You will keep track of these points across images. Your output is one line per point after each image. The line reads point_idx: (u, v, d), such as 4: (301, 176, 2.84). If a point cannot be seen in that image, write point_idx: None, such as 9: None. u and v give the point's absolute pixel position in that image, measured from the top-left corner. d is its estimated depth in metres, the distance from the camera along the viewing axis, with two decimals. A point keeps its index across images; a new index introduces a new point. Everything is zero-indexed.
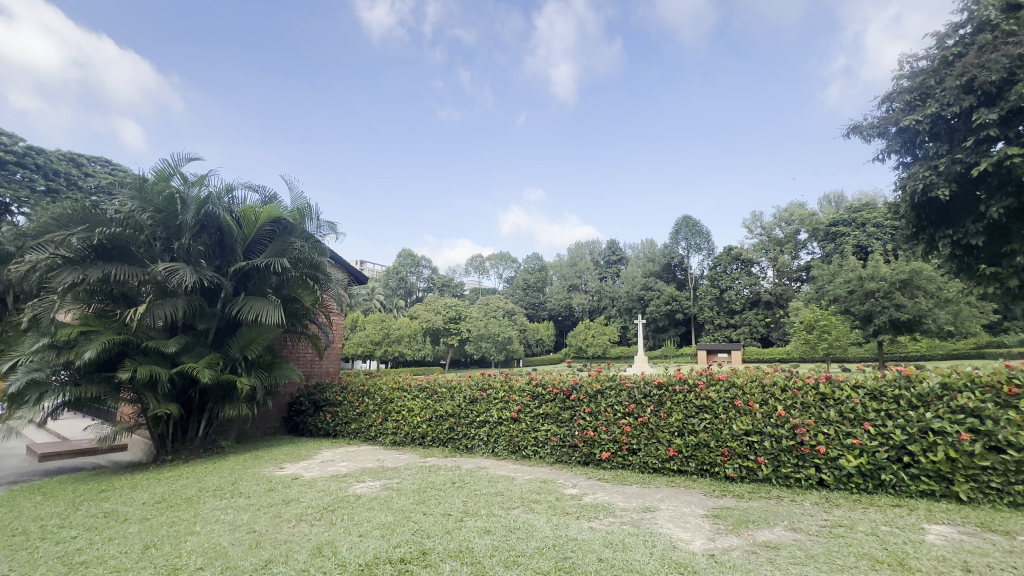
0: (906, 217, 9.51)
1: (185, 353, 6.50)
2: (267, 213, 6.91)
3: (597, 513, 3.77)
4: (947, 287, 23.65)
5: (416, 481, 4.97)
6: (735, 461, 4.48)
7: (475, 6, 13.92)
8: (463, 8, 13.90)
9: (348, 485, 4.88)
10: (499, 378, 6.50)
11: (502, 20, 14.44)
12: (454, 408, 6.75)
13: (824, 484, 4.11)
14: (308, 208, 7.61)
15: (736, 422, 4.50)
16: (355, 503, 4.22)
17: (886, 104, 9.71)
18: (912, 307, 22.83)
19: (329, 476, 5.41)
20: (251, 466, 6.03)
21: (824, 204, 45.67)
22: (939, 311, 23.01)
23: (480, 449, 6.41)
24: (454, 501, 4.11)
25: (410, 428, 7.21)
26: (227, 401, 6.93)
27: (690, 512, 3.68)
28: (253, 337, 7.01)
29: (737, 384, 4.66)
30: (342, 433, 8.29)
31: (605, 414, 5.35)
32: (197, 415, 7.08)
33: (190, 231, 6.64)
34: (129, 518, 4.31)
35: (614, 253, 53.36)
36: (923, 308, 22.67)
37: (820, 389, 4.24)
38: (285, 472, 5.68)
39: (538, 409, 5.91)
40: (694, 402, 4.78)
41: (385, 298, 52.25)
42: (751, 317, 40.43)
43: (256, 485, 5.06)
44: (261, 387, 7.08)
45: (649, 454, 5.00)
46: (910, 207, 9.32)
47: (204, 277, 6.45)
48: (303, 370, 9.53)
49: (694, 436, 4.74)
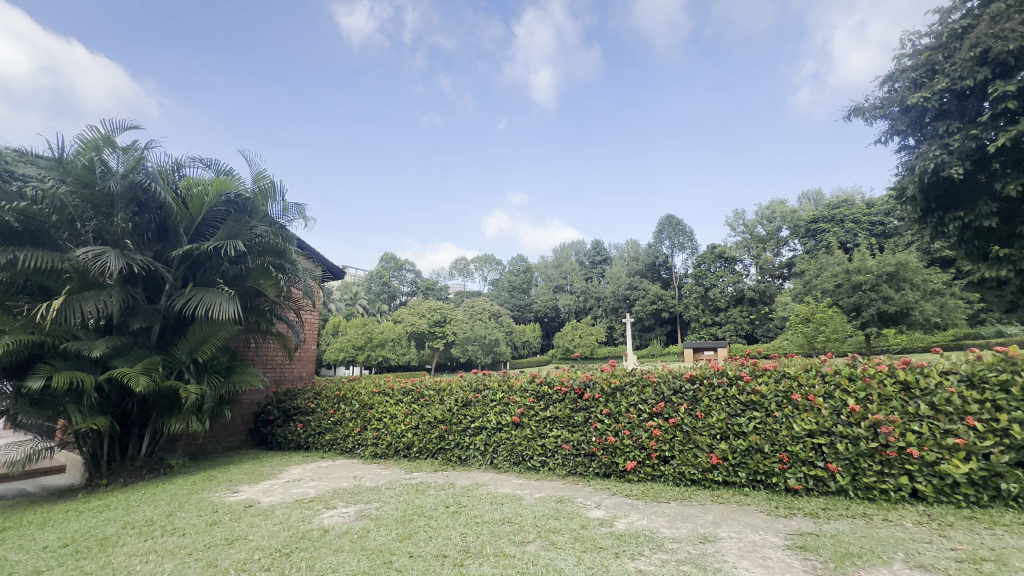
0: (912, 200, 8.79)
1: (119, 357, 5.41)
2: (215, 187, 5.89)
3: (643, 547, 2.85)
4: (932, 279, 23.59)
5: (400, 505, 3.99)
6: (798, 470, 3.60)
7: (453, 14, 13.07)
8: (441, 16, 13.02)
9: (313, 515, 3.88)
10: (497, 377, 5.61)
11: (481, 27, 13.63)
12: (444, 414, 5.79)
13: (920, 497, 3.27)
14: (272, 187, 6.67)
15: (796, 421, 3.66)
16: (319, 542, 3.22)
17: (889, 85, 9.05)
18: (899, 299, 22.78)
19: (291, 501, 4.40)
20: (197, 493, 4.94)
21: (803, 202, 45.95)
22: (926, 303, 22.85)
23: (476, 460, 5.45)
24: (453, 535, 3.17)
25: (393, 439, 6.23)
26: (174, 413, 5.85)
27: (765, 542, 2.80)
28: (206, 336, 6.00)
29: (788, 373, 3.89)
30: (315, 446, 7.26)
31: (628, 415, 4.48)
32: (138, 430, 6.02)
33: (123, 208, 5.49)
34: (14, 571, 3.23)
35: (599, 253, 52.79)
36: (911, 300, 22.56)
37: (899, 378, 3.46)
38: (238, 498, 4.63)
39: (545, 412, 5.00)
40: (739, 399, 3.97)
41: (369, 301, 50.66)
42: (736, 314, 40.29)
43: (196, 518, 4.00)
44: (213, 395, 6.05)
45: (685, 463, 4.10)
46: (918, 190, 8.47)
47: (136, 263, 5.27)
48: (272, 376, 8.47)
49: (743, 438, 3.87)
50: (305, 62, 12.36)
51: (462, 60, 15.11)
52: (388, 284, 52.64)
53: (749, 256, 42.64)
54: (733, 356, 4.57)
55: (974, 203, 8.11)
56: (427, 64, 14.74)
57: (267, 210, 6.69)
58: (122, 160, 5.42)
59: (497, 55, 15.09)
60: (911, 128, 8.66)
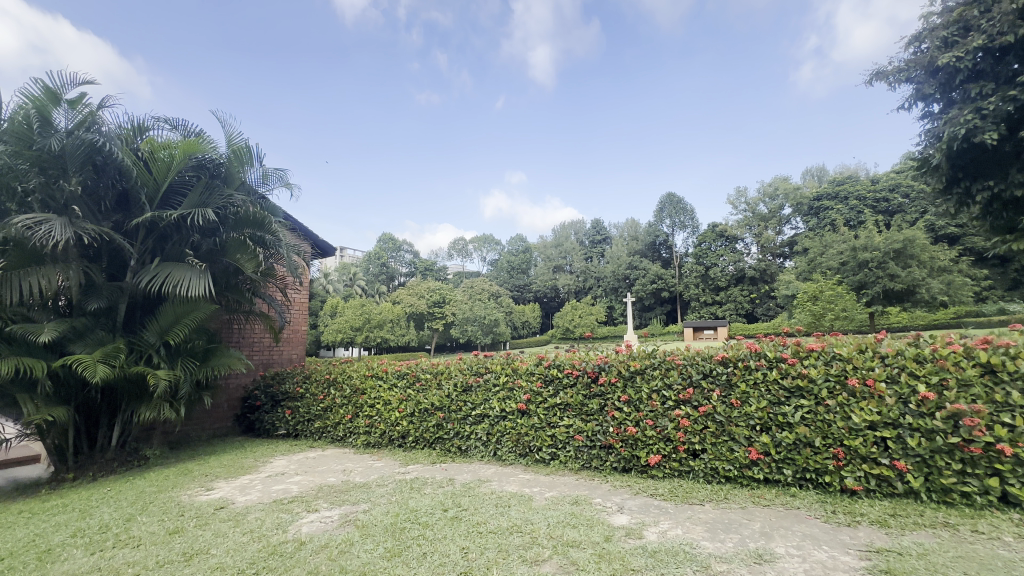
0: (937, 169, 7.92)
1: (76, 341, 4.87)
2: (181, 150, 5.22)
3: (686, 568, 2.31)
4: (939, 257, 23.06)
5: (391, 508, 3.47)
6: (857, 468, 3.07)
7: None
8: None
9: (290, 520, 3.36)
10: (501, 360, 5.10)
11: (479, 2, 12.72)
12: (442, 400, 5.26)
13: (1010, 502, 2.74)
14: (248, 151, 6.05)
15: (854, 411, 3.12)
16: (291, 559, 2.69)
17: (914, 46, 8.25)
18: (906, 276, 22.27)
19: (268, 502, 3.88)
20: (166, 490, 4.42)
21: (806, 178, 45.03)
22: (932, 280, 22.35)
23: (478, 451, 4.94)
24: (450, 551, 2.63)
25: (387, 427, 5.71)
26: (144, 401, 5.32)
27: (837, 564, 2.26)
28: (179, 317, 5.45)
29: (840, 355, 3.35)
30: (304, 434, 6.77)
31: (650, 402, 3.95)
32: (107, 420, 5.49)
33: (75, 170, 4.83)
34: None
35: (598, 233, 51.98)
36: (918, 277, 22.06)
37: (981, 360, 2.91)
38: (209, 498, 4.11)
39: (554, 399, 4.48)
40: (782, 384, 3.43)
41: (367, 282, 49.96)
42: (737, 293, 39.83)
43: (156, 524, 3.48)
44: (188, 380, 5.53)
45: (718, 458, 3.57)
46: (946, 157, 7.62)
47: (86, 232, 4.63)
48: (260, 359, 7.96)
49: (788, 431, 3.32)
50: (295, 39, 11.48)
51: (459, 37, 14.12)
52: (387, 264, 51.94)
53: (751, 235, 41.94)
54: (766, 334, 4.06)
55: (1005, 172, 7.34)
56: (422, 41, 13.76)
57: (243, 176, 6.13)
58: (69, 116, 4.78)
59: (496, 31, 14.13)
60: (939, 92, 7.86)
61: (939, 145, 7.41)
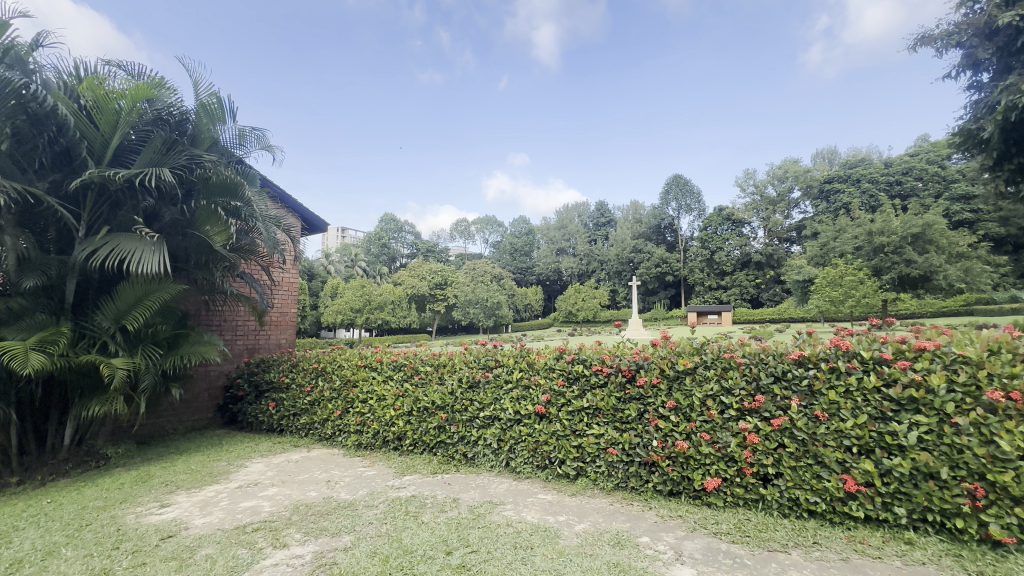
0: (991, 143, 7.45)
1: (10, 325, 4.14)
2: (132, 96, 4.41)
3: None
4: (959, 242, 22.08)
5: (379, 545, 2.71)
6: (1007, 512, 2.28)
7: None
8: None
9: (249, 562, 2.60)
10: (514, 352, 4.33)
11: None
12: (443, 398, 4.48)
13: None
14: (218, 106, 5.24)
15: (1000, 436, 2.32)
16: None
17: (967, 7, 8.11)
18: (923, 262, 21.24)
19: (229, 528, 3.12)
20: (113, 505, 3.68)
21: (816, 160, 43.78)
22: (952, 266, 21.23)
23: (486, 460, 4.18)
24: None
25: (380, 427, 4.95)
26: (96, 396, 4.54)
27: None
28: (139, 298, 4.68)
29: (964, 359, 2.53)
30: (289, 429, 6.04)
31: (704, 410, 3.17)
32: (57, 416, 4.75)
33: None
34: None
35: (603, 215, 50.75)
36: (935, 264, 20.93)
37: None
38: (158, 520, 3.34)
39: (579, 402, 3.70)
40: (888, 394, 2.63)
41: (368, 263, 48.92)
42: (742, 278, 38.98)
43: (80, 561, 2.73)
44: (151, 370, 4.77)
45: (799, 487, 2.79)
46: (1002, 130, 7.21)
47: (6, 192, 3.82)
48: (244, 345, 7.22)
49: (901, 457, 2.53)
50: None
51: None
52: (388, 245, 50.86)
53: (757, 219, 40.86)
54: (845, 328, 3.29)
55: None
56: None
57: (214, 135, 5.37)
58: None
59: None
60: (995, 57, 7.82)
61: (996, 116, 6.92)
